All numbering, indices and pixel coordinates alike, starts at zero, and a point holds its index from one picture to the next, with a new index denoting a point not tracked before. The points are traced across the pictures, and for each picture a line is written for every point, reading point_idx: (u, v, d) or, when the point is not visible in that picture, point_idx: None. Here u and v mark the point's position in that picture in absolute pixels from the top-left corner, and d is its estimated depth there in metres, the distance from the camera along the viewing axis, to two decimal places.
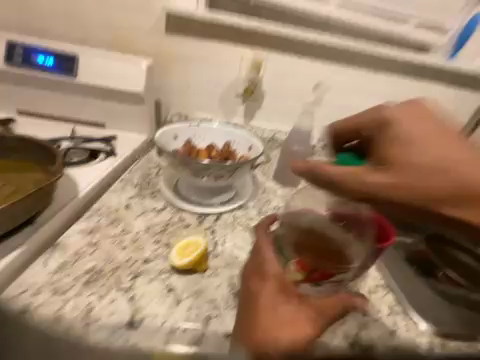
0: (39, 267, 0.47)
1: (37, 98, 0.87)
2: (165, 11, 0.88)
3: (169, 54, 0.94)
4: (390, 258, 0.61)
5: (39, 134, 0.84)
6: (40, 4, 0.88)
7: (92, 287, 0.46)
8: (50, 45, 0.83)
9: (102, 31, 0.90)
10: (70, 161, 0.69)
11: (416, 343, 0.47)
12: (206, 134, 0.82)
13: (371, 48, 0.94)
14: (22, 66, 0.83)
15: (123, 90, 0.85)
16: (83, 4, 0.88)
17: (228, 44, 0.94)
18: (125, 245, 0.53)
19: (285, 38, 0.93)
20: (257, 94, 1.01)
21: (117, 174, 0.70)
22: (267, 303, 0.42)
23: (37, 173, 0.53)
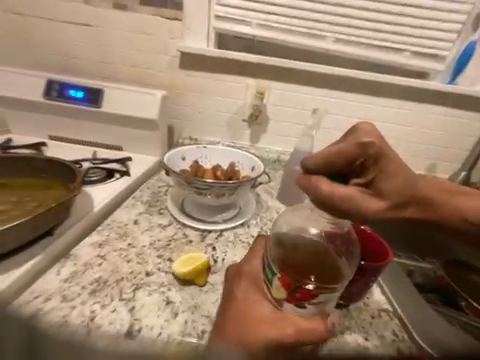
0: (52, 275, 0.51)
1: (66, 126, 0.99)
2: (179, 50, 1.01)
3: (182, 85, 1.06)
4: (394, 278, 0.57)
5: (65, 156, 0.94)
6: (76, 48, 1.03)
7: (97, 296, 0.48)
8: (81, 81, 0.97)
9: (126, 69, 1.04)
10: (89, 179, 0.76)
11: None
12: (212, 155, 0.88)
13: (369, 76, 1.00)
14: (56, 99, 0.96)
15: (140, 117, 0.95)
16: (111, 47, 1.03)
17: (235, 76, 1.04)
18: (130, 258, 0.56)
19: (287, 69, 1.02)
20: (262, 118, 1.07)
21: (129, 192, 0.76)
22: (244, 300, 0.43)
23: (60, 190, 0.60)
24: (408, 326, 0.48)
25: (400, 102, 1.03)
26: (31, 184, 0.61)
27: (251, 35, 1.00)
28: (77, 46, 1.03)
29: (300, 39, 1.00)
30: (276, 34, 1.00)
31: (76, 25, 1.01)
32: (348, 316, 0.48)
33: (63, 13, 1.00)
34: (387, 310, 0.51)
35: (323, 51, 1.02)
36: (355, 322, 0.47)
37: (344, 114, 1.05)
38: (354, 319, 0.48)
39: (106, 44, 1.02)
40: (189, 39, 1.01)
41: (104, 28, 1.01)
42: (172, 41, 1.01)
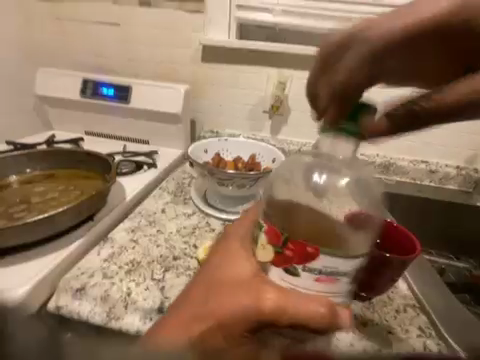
0: (93, 255, 0.57)
1: (100, 121, 1.07)
2: (201, 44, 1.02)
3: (203, 79, 1.07)
4: (424, 274, 0.54)
5: (99, 149, 1.03)
6: (106, 48, 1.10)
7: (131, 275, 0.54)
8: (112, 79, 1.03)
9: (151, 65, 1.09)
10: (121, 171, 0.83)
11: None
12: (233, 147, 0.89)
13: None
14: (91, 96, 1.04)
15: (165, 112, 1.00)
16: (137, 45, 1.07)
17: (256, 66, 1.03)
18: (159, 243, 0.61)
19: (310, 57, 0.98)
20: (283, 109, 1.06)
21: (156, 182, 0.81)
22: (226, 262, 0.43)
23: (98, 180, 0.67)
24: (436, 323, 0.46)
25: None
26: (73, 174, 0.69)
27: (273, 23, 0.97)
28: (107, 46, 1.09)
29: (326, 24, 0.95)
30: (298, 20, 0.96)
31: (106, 25, 1.07)
32: (370, 308, 0.48)
33: (94, 14, 1.06)
34: (413, 305, 0.49)
35: None
36: (378, 315, 0.47)
37: None
38: (378, 312, 0.47)
39: (133, 42, 1.07)
40: (210, 31, 1.01)
41: (130, 26, 1.05)
42: (195, 35, 1.02)
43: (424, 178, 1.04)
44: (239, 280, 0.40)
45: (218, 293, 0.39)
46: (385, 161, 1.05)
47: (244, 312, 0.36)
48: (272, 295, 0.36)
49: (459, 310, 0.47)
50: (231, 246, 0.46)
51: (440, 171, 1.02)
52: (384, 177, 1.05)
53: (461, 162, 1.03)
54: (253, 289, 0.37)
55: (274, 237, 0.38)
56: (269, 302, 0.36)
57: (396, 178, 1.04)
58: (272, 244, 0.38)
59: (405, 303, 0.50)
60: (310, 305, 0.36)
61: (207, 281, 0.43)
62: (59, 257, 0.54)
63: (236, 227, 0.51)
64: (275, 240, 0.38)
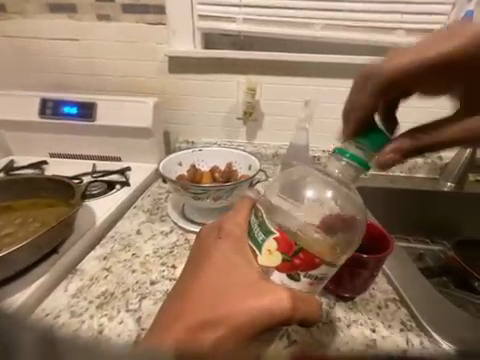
0: (61, 292, 0.52)
1: (65, 142, 1.01)
2: (167, 55, 1.00)
3: (173, 91, 1.06)
4: (401, 266, 0.55)
5: (66, 172, 0.97)
6: (65, 65, 1.04)
7: (104, 309, 0.50)
8: (74, 97, 0.97)
9: (117, 80, 1.05)
10: (92, 193, 0.78)
11: None
12: (208, 157, 0.87)
13: (361, 59, 0.97)
14: (52, 117, 0.97)
15: (135, 126, 0.96)
16: (99, 60, 1.03)
17: (224, 74, 1.02)
18: (134, 269, 0.57)
19: (276, 63, 0.99)
20: (256, 115, 1.06)
21: (130, 202, 0.77)
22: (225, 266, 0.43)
23: (61, 208, 0.61)
24: (416, 314, 0.47)
25: None
26: (34, 204, 0.63)
27: (237, 32, 0.98)
28: (67, 62, 1.04)
29: (289, 30, 0.97)
30: (261, 27, 0.97)
31: (63, 41, 1.01)
32: (354, 309, 0.48)
33: (49, 30, 1.00)
34: (394, 299, 0.50)
35: (312, 39, 0.99)
36: (361, 314, 0.47)
37: (339, 102, 1.03)
38: (361, 311, 0.47)
39: (95, 57, 1.03)
40: (175, 42, 0.99)
41: (90, 41, 1.01)
42: (159, 46, 1.00)
43: (395, 169, 1.09)
44: (243, 283, 0.41)
45: (221, 297, 0.40)
46: None
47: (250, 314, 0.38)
48: (279, 298, 0.39)
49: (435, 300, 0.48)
50: (229, 246, 0.45)
51: (409, 162, 1.08)
52: None
53: (426, 151, 1.10)
54: (260, 293, 0.40)
55: (285, 244, 0.40)
56: (276, 305, 0.39)
57: (370, 172, 1.09)
58: (280, 251, 0.40)
59: (386, 299, 0.50)
60: (305, 305, 0.40)
61: (207, 283, 0.42)
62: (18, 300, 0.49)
63: (232, 222, 0.49)
64: (285, 247, 0.40)
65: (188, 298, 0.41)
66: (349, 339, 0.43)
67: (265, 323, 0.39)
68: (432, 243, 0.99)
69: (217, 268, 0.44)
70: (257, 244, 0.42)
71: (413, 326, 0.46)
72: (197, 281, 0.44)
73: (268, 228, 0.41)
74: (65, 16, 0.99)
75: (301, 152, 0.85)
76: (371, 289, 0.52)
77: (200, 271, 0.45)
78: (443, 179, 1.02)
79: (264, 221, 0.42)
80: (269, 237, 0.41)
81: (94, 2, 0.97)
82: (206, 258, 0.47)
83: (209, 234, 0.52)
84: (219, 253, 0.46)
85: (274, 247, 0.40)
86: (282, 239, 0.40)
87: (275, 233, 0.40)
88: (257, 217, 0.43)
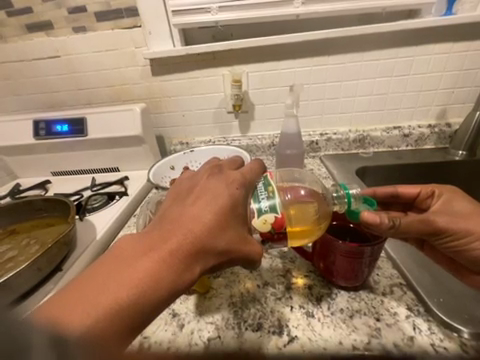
0: None
1: (65, 160, 1.04)
2: (147, 58, 0.97)
3: (159, 94, 1.04)
4: (402, 251, 0.54)
5: (69, 188, 0.99)
6: (53, 85, 1.06)
7: None
8: (62, 114, 0.98)
9: (105, 91, 1.06)
10: (92, 206, 0.79)
11: (455, 350, 0.38)
12: (199, 157, 0.87)
13: (351, 31, 0.89)
14: (47, 137, 0.98)
15: (126, 136, 0.96)
16: (83, 74, 1.03)
17: (207, 69, 0.99)
18: None
19: (259, 49, 0.94)
20: (246, 106, 1.03)
21: (131, 210, 0.80)
22: (219, 207, 0.40)
23: (61, 225, 0.63)
24: (423, 298, 0.45)
25: (390, 52, 0.93)
26: (37, 224, 0.66)
27: (214, 22, 0.93)
28: (55, 81, 1.05)
29: (268, 10, 0.90)
30: (237, 13, 0.90)
31: (47, 59, 1.02)
32: (356, 298, 0.47)
33: (31, 50, 1.00)
34: (400, 283, 0.48)
35: (295, 17, 0.92)
36: (365, 303, 0.46)
37: (330, 80, 0.98)
38: (364, 300, 0.46)
39: (80, 71, 1.03)
40: (154, 44, 0.96)
41: (71, 56, 1.00)
42: (139, 50, 0.98)
43: (399, 143, 1.04)
44: (231, 236, 0.39)
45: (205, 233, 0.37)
46: (358, 135, 1.03)
47: (222, 264, 0.39)
48: (251, 253, 0.41)
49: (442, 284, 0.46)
50: (234, 196, 0.42)
51: (415, 134, 1.02)
52: (361, 151, 1.05)
53: (432, 119, 1.03)
54: (243, 241, 0.41)
55: (282, 221, 0.42)
56: (251, 255, 0.41)
57: (373, 150, 1.04)
58: (274, 226, 0.42)
59: (390, 284, 0.48)
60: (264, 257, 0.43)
61: (200, 221, 0.38)
62: None
63: (242, 174, 0.46)
64: (280, 225, 0.42)
65: (168, 230, 0.37)
66: (352, 331, 0.42)
67: (238, 262, 0.41)
68: None
69: (212, 211, 0.39)
70: (257, 212, 0.42)
71: (421, 311, 0.44)
72: (189, 215, 0.39)
73: (274, 206, 0.42)
74: (43, 33, 0.98)
75: (295, 139, 0.82)
76: (373, 276, 0.50)
77: (195, 205, 0.40)
78: (453, 148, 0.96)
79: (274, 195, 0.43)
80: (271, 210, 0.42)
81: (67, 15, 0.95)
82: (207, 193, 0.41)
83: (216, 173, 0.46)
84: (221, 196, 0.41)
85: (270, 221, 0.41)
86: (280, 217, 0.42)
87: (277, 210, 0.42)
88: (266, 190, 0.44)
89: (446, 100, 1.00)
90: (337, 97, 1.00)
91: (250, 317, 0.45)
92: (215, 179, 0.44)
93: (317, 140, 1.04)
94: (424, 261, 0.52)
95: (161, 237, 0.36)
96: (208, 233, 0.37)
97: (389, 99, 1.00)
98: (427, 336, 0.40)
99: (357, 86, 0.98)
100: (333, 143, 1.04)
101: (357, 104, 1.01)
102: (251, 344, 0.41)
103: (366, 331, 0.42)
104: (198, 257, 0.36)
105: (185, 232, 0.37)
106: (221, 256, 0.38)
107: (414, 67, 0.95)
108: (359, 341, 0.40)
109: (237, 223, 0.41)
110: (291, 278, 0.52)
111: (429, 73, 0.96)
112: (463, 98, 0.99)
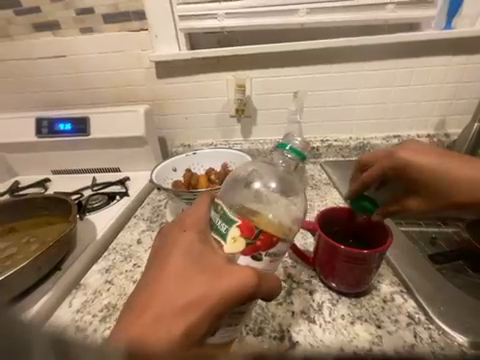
0: (66, 307, 0.52)
1: (65, 158, 1.03)
2: (153, 61, 0.99)
3: (163, 96, 1.05)
4: (403, 259, 0.54)
5: (68, 187, 0.98)
6: (57, 84, 1.06)
7: (108, 321, 0.48)
8: (65, 113, 0.98)
9: (109, 92, 1.07)
10: (92, 206, 0.79)
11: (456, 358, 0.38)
12: (202, 160, 0.88)
13: (353, 42, 0.92)
14: (49, 135, 0.98)
15: (128, 136, 0.96)
16: (88, 74, 1.04)
17: (212, 74, 1.00)
18: (135, 279, 0.56)
19: (263, 55, 0.96)
20: (249, 111, 1.04)
21: (132, 211, 0.79)
22: (188, 253, 0.40)
23: (61, 224, 0.63)
24: (424, 306, 0.45)
25: (391, 63, 0.95)
26: (36, 222, 0.65)
27: (220, 28, 0.94)
28: (59, 80, 1.06)
29: (273, 19, 0.92)
30: (243, 20, 0.93)
31: (52, 59, 1.03)
32: (358, 304, 0.47)
33: (37, 49, 1.01)
34: (400, 291, 0.49)
35: (299, 26, 0.94)
36: (366, 310, 0.46)
37: (333, 88, 0.99)
38: (365, 306, 0.46)
39: (84, 71, 1.04)
40: (160, 47, 0.97)
41: (77, 56, 1.01)
42: (144, 53, 0.99)
43: None
44: (211, 276, 0.38)
45: (184, 281, 0.37)
46: (359, 143, 1.05)
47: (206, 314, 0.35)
48: (247, 284, 0.37)
49: (442, 293, 0.47)
50: (192, 241, 0.42)
51: None
52: None
53: (431, 129, 1.05)
54: (227, 273, 0.37)
55: (247, 225, 0.39)
56: (244, 284, 0.37)
57: None
58: (244, 235, 0.39)
59: (391, 291, 0.49)
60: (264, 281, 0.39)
61: (174, 273, 0.38)
62: None
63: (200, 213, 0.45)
64: (248, 231, 0.39)
65: (148, 295, 0.37)
66: (353, 338, 0.42)
67: (236, 299, 0.37)
68: (444, 225, 0.88)
69: (182, 259, 0.40)
70: (222, 231, 0.40)
71: (422, 319, 0.44)
72: (156, 277, 0.39)
73: (229, 217, 0.40)
74: (50, 33, 0.99)
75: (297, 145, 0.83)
76: (374, 283, 0.50)
77: (167, 261, 0.40)
78: None
79: (224, 211, 0.42)
80: (229, 223, 0.40)
81: (74, 16, 0.97)
82: (176, 246, 0.42)
83: (175, 223, 0.46)
84: (181, 248, 0.41)
85: (236, 234, 0.39)
86: (242, 226, 0.39)
87: (234, 218, 0.40)
88: (218, 211, 0.43)
89: (444, 111, 1.02)
90: (339, 105, 1.02)
91: (251, 321, 0.45)
92: (177, 230, 0.44)
93: (318, 147, 1.05)
94: (426, 269, 0.52)
95: (144, 305, 0.36)
96: (176, 287, 0.37)
97: (389, 108, 1.02)
98: (427, 343, 0.40)
99: (358, 95, 1.00)
100: (333, 150, 1.05)
101: (358, 112, 1.03)
102: (253, 349, 0.41)
103: (367, 337, 0.42)
104: (185, 310, 0.35)
105: (163, 290, 0.37)
106: (210, 300, 0.36)
107: (414, 78, 0.97)
108: (360, 347, 0.40)
109: (205, 264, 0.39)
110: (292, 282, 0.51)
111: (429, 84, 0.98)
112: (462, 109, 1.01)
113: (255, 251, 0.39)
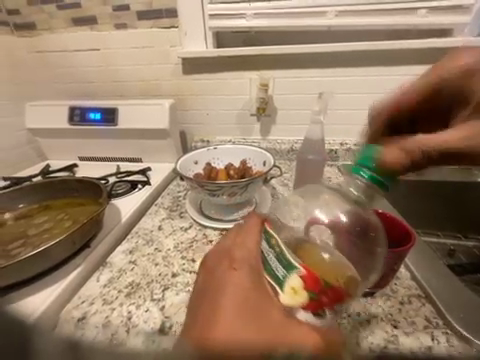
0: (94, 282, 0.55)
1: (92, 146, 1.09)
2: (180, 57, 1.03)
3: (187, 91, 1.08)
4: (422, 265, 0.54)
5: (94, 173, 1.04)
6: (89, 75, 1.12)
7: (132, 298, 0.51)
8: (96, 103, 1.04)
9: (136, 85, 1.12)
10: (117, 192, 0.83)
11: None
12: (221, 155, 0.90)
13: (380, 45, 0.91)
14: (79, 123, 1.04)
15: (152, 128, 1.00)
16: (118, 67, 1.09)
17: (236, 72, 1.02)
18: (157, 262, 0.59)
19: (288, 56, 0.97)
20: (270, 110, 1.06)
21: (152, 199, 0.83)
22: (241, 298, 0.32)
23: (92, 206, 0.67)
24: (442, 311, 0.45)
25: (418, 68, 0.94)
26: (69, 203, 0.70)
27: (248, 27, 0.97)
28: (92, 72, 1.12)
29: (300, 20, 0.94)
30: (271, 21, 0.95)
31: (87, 51, 1.09)
32: (374, 304, 0.47)
33: (75, 42, 1.08)
34: (418, 295, 0.49)
35: (325, 28, 0.95)
36: (382, 310, 0.46)
37: (356, 91, 0.99)
38: (381, 306, 0.47)
39: (116, 64, 1.09)
40: (188, 44, 1.01)
41: (109, 50, 1.07)
42: (173, 49, 1.03)
43: None
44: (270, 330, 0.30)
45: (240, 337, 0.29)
46: None
47: None
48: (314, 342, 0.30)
49: (463, 301, 0.46)
50: (244, 281, 0.35)
51: None
52: None
53: None
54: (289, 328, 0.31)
55: (311, 275, 0.39)
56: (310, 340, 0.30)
57: None
58: (307, 289, 0.37)
59: (408, 294, 0.49)
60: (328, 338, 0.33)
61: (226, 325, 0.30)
62: (57, 289, 0.51)
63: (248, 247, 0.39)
64: (313, 284, 0.38)
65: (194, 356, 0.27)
66: (369, 334, 0.43)
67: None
68: (465, 238, 0.86)
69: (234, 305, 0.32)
70: (279, 280, 0.37)
71: (440, 323, 0.44)
72: (204, 328, 0.30)
73: (291, 263, 0.40)
74: (87, 27, 1.06)
75: (317, 145, 0.83)
76: (390, 285, 0.50)
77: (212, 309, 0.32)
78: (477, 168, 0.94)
79: (284, 256, 0.40)
80: (291, 273, 0.38)
81: (111, 12, 1.02)
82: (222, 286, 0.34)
83: (221, 258, 0.39)
84: (231, 288, 0.34)
85: (300, 286, 0.37)
86: (306, 277, 0.38)
87: (298, 267, 0.39)
88: (273, 250, 0.41)
89: None
90: (361, 109, 1.01)
91: None
92: (222, 266, 0.38)
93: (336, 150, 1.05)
94: (447, 276, 0.51)
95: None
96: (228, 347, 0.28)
97: None
98: (445, 347, 0.40)
99: None
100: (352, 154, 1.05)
101: None
102: None
103: (381, 335, 0.42)
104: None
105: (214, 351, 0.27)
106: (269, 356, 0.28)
107: None
108: (376, 345, 0.41)
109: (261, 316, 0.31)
110: None
111: None
112: None
113: (318, 304, 0.38)
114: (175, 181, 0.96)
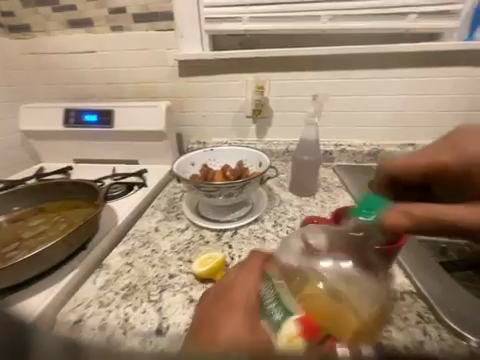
0: (90, 284, 0.55)
1: (87, 148, 1.08)
2: (176, 60, 1.03)
3: (183, 93, 1.09)
4: (415, 262, 0.55)
5: (89, 175, 1.03)
6: (85, 77, 1.12)
7: (129, 299, 0.51)
8: (91, 105, 1.03)
9: (132, 87, 1.11)
10: (113, 194, 0.83)
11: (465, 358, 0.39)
12: (218, 156, 0.91)
13: (372, 48, 0.94)
14: (75, 125, 1.04)
15: (149, 130, 1.00)
16: (114, 69, 1.09)
17: (232, 74, 1.04)
18: (154, 263, 0.59)
19: (283, 58, 0.99)
20: (266, 112, 1.07)
21: (149, 201, 0.83)
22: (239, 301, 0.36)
23: (88, 208, 0.67)
24: (434, 307, 0.46)
25: (409, 71, 0.96)
26: (64, 205, 0.69)
27: (243, 31, 0.98)
28: (87, 74, 1.11)
29: (295, 24, 0.96)
30: (266, 25, 0.96)
31: (83, 54, 1.09)
32: None
33: (70, 44, 1.08)
34: (411, 291, 0.50)
35: (320, 32, 0.97)
36: None
37: (349, 93, 1.01)
38: None
39: (111, 66, 1.09)
40: (184, 47, 1.02)
41: (105, 52, 1.07)
42: (169, 52, 1.04)
43: None
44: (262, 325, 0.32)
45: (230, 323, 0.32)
46: (373, 149, 1.05)
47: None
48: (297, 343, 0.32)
49: (454, 297, 0.48)
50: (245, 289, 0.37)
51: None
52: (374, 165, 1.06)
53: None
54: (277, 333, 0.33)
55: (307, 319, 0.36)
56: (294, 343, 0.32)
57: None
58: (302, 336, 0.34)
59: (401, 291, 0.50)
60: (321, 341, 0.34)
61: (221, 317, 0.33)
62: (54, 291, 0.51)
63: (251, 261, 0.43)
64: (309, 333, 0.35)
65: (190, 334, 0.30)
66: None
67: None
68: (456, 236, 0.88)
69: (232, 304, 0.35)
70: (275, 322, 0.35)
71: (431, 318, 0.45)
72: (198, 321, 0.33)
73: (287, 307, 0.38)
74: (83, 29, 1.06)
75: (313, 146, 0.85)
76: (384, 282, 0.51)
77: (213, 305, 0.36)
78: None
79: (280, 297, 0.38)
80: (286, 319, 0.36)
81: (107, 14, 1.02)
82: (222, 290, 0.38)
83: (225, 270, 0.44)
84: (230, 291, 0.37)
85: (295, 332, 0.34)
86: (301, 323, 0.35)
87: (293, 311, 0.37)
88: (273, 290, 0.39)
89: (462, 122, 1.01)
90: (355, 110, 1.03)
91: None
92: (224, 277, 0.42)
93: (331, 151, 1.07)
94: (439, 273, 0.53)
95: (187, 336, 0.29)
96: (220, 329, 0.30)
97: (405, 116, 1.02)
98: (437, 342, 0.41)
99: (375, 102, 1.01)
100: (346, 155, 1.07)
101: (374, 118, 1.04)
102: None
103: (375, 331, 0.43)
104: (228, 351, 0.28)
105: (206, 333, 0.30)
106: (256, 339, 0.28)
107: (433, 87, 0.97)
108: None
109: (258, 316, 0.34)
110: None
111: (447, 94, 0.98)
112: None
113: None
114: (172, 183, 0.96)
